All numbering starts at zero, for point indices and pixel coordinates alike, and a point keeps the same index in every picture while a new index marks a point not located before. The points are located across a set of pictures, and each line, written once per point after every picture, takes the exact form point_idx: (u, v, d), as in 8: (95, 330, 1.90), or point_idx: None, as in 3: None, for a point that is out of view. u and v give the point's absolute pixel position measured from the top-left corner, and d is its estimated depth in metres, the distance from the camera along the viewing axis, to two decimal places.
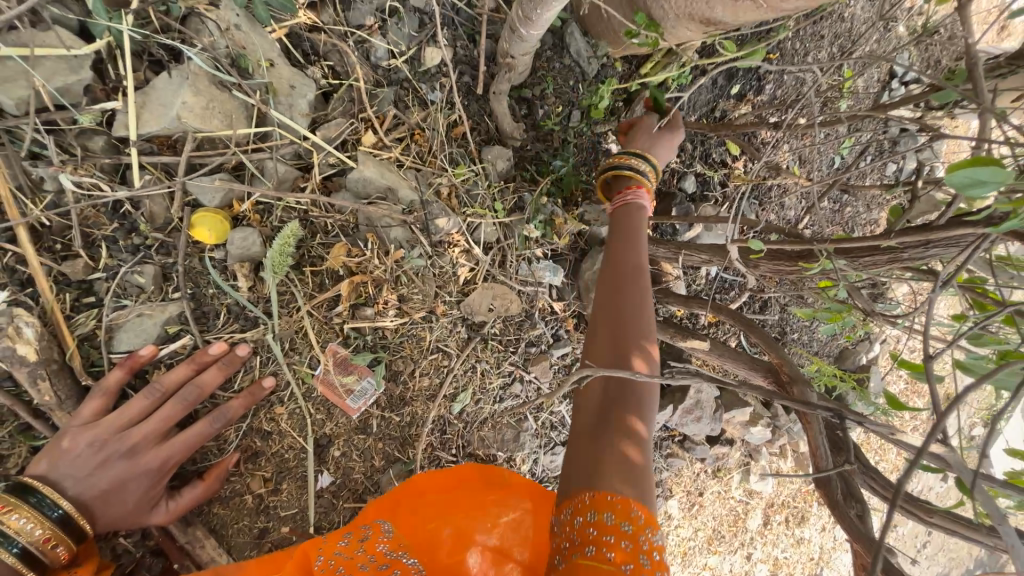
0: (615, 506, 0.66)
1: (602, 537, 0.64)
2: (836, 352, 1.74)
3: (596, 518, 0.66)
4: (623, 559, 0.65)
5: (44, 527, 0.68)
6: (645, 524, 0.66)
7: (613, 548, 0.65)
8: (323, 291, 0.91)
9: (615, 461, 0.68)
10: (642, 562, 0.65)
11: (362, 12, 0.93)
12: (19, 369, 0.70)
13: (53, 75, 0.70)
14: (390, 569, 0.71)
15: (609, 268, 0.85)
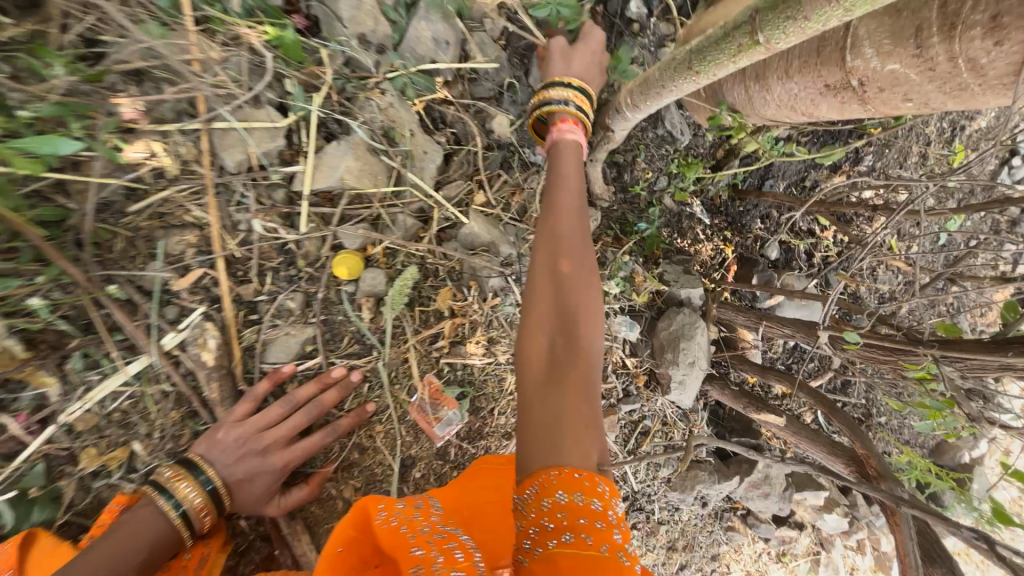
0: (583, 482, 0.62)
1: (578, 520, 0.61)
2: (930, 445, 1.60)
3: (567, 498, 0.62)
4: (602, 539, 0.61)
5: (200, 496, 0.83)
6: (611, 497, 0.64)
7: (589, 529, 0.61)
8: (427, 327, 1.04)
9: (572, 429, 0.65)
10: (614, 535, 0.62)
11: (485, 88, 1.09)
12: (200, 370, 0.87)
13: (261, 142, 0.90)
14: (447, 538, 0.77)
15: (546, 227, 0.76)
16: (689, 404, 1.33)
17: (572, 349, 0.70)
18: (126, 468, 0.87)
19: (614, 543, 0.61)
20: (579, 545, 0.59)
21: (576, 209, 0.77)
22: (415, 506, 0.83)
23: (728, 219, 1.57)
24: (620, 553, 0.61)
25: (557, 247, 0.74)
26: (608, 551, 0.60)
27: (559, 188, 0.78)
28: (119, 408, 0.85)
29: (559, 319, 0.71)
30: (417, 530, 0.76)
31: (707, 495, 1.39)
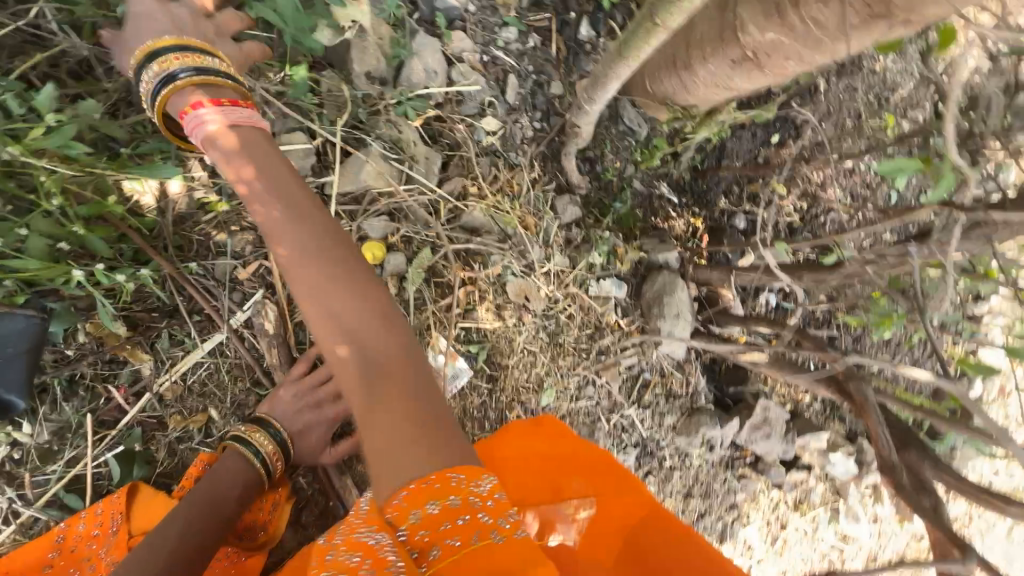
0: (432, 488, 0.63)
1: (437, 528, 0.62)
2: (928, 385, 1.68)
3: (421, 512, 0.62)
4: (471, 532, 0.63)
5: (271, 443, 0.99)
6: (467, 482, 0.64)
7: (455, 529, 0.62)
8: (444, 297, 1.24)
9: (400, 456, 0.64)
10: (484, 520, 0.63)
11: (471, 106, 1.37)
12: (262, 338, 1.06)
13: (295, 159, 1.15)
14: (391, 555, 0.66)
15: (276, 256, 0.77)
16: (682, 354, 1.48)
17: (378, 373, 0.70)
18: (204, 432, 1.03)
19: (485, 529, 0.63)
20: (447, 553, 0.62)
21: (324, 231, 0.78)
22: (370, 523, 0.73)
23: (694, 196, 1.76)
24: (494, 532, 0.64)
25: (327, 284, 0.74)
26: (478, 539, 0.63)
27: (300, 215, 0.79)
28: (197, 379, 1.03)
29: (356, 353, 0.71)
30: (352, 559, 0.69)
31: (712, 439, 1.52)
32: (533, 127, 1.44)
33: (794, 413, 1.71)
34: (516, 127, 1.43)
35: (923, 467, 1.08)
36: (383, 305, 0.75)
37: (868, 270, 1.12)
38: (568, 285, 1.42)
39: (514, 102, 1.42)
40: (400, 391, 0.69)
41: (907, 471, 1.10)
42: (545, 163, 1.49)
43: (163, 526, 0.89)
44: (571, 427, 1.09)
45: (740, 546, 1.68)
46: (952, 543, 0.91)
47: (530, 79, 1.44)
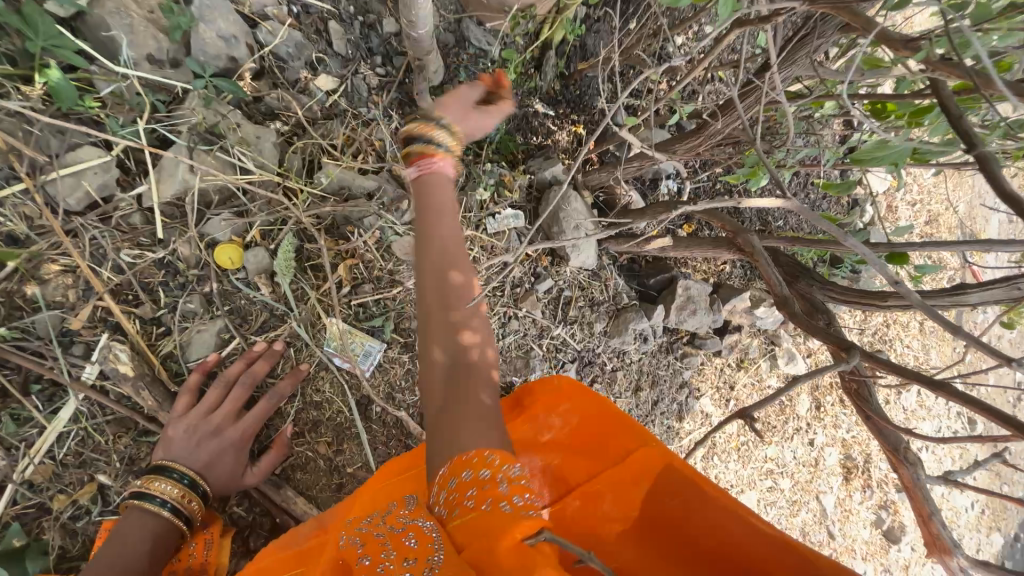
0: (470, 460, 0.75)
1: (463, 495, 0.72)
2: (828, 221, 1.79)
3: (457, 480, 0.74)
4: (484, 497, 0.71)
5: (177, 486, 0.91)
6: (500, 461, 0.75)
7: (475, 495, 0.71)
8: (325, 280, 1.14)
9: (460, 419, 0.81)
10: (502, 489, 0.72)
11: (296, 67, 1.20)
12: (125, 384, 0.94)
13: (94, 178, 0.97)
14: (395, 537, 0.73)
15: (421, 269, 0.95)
16: (594, 262, 1.47)
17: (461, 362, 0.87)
18: (101, 502, 0.93)
19: (498, 497, 0.71)
20: (464, 513, 0.71)
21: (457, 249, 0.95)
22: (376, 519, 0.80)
23: (569, 104, 1.63)
24: (503, 502, 0.70)
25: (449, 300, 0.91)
26: (490, 506, 0.70)
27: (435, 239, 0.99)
28: (70, 451, 0.92)
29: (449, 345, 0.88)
30: (374, 535, 0.75)
31: (644, 331, 1.56)
32: (377, 75, 1.29)
33: (717, 285, 1.79)
34: (358, 79, 1.27)
35: (814, 293, 1.16)
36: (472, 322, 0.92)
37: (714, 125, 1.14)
38: (463, 230, 1.34)
39: (346, 53, 1.25)
40: (474, 385, 0.85)
41: (801, 299, 1.18)
42: (404, 110, 1.34)
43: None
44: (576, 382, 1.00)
45: (700, 418, 1.79)
46: (839, 348, 0.95)
47: (356, 22, 1.26)
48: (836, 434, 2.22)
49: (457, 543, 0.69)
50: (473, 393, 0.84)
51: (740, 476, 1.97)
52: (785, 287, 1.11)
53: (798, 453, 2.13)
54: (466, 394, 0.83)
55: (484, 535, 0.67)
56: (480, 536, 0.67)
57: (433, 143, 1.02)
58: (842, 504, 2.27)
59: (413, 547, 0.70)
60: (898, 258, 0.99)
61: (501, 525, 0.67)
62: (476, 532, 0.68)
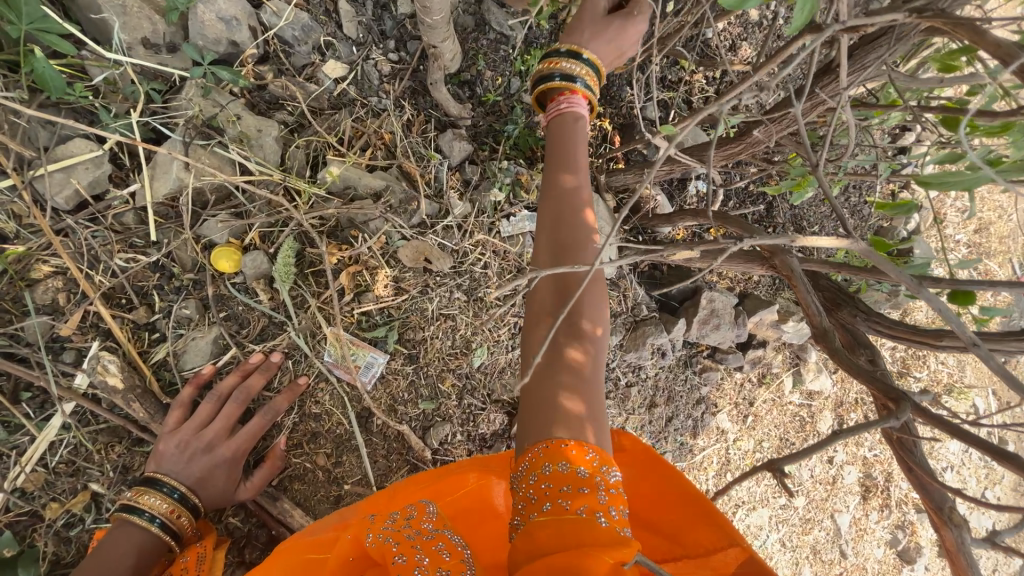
0: (570, 450, 0.71)
1: (558, 490, 0.69)
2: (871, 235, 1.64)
3: (552, 468, 0.70)
4: (582, 502, 0.68)
5: (167, 501, 0.89)
6: (599, 464, 0.72)
7: (571, 495, 0.69)
8: (326, 288, 1.08)
9: (567, 407, 0.74)
10: (599, 499, 0.70)
11: (303, 54, 1.11)
12: (116, 395, 0.91)
13: (83, 175, 0.91)
14: (436, 542, 0.78)
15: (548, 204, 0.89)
16: (612, 272, 1.38)
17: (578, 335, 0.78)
18: (94, 510, 0.91)
19: (594, 506, 0.69)
20: (556, 511, 0.68)
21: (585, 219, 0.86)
22: (407, 517, 0.81)
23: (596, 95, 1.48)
24: (599, 514, 0.68)
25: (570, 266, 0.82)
26: (585, 512, 0.67)
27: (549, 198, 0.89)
28: (63, 459, 0.90)
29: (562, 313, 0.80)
30: (405, 535, 0.78)
31: (662, 346, 1.48)
32: (390, 61, 1.19)
33: (743, 296, 1.68)
34: (369, 66, 1.17)
35: (857, 324, 1.05)
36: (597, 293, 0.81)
37: (761, 135, 1.02)
38: (474, 234, 1.26)
39: (357, 37, 1.15)
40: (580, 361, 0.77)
41: (841, 330, 1.08)
42: (416, 100, 1.24)
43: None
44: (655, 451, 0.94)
45: (715, 434, 1.71)
46: (887, 397, 0.85)
47: (368, 2, 1.15)
48: (857, 453, 2.12)
49: (541, 539, 0.66)
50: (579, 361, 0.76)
51: (753, 493, 1.90)
52: (824, 319, 1.00)
53: (816, 471, 2.04)
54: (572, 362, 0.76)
55: (573, 545, 0.64)
56: (571, 544, 0.64)
57: (569, 78, 0.98)
58: (857, 524, 2.18)
59: (447, 559, 0.75)
60: (964, 297, 0.87)
61: (597, 542, 0.65)
62: (565, 537, 0.65)
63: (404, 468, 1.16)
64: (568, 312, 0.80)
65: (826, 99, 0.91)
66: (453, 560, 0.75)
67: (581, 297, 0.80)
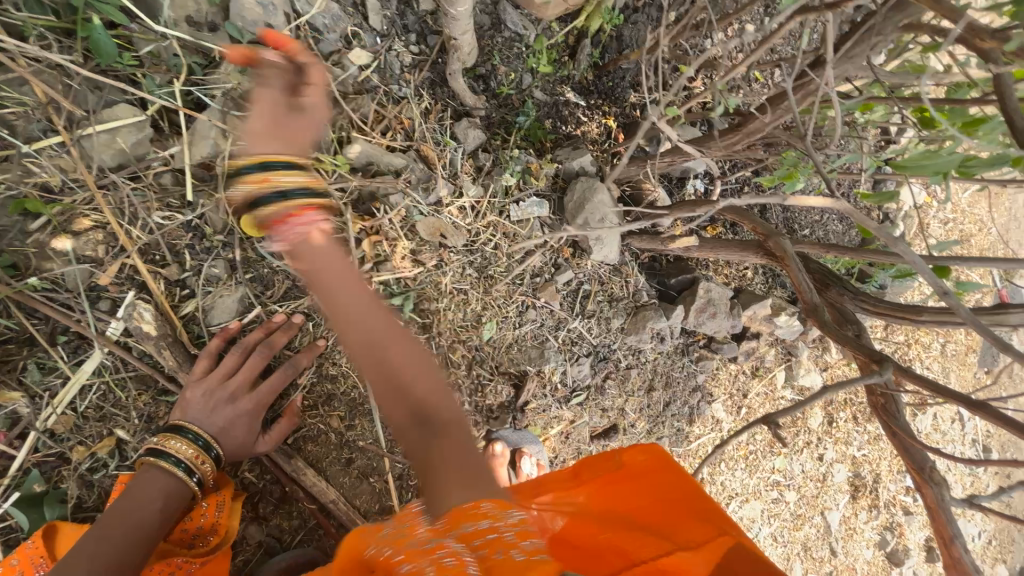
0: (466, 512, 0.64)
1: (473, 545, 0.62)
2: (856, 235, 1.74)
3: (460, 534, 0.63)
4: (494, 547, 0.61)
5: (192, 447, 0.92)
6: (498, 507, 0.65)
7: (484, 548, 0.61)
8: (348, 255, 1.14)
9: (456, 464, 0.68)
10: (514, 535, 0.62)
11: (332, 40, 1.18)
12: (148, 343, 0.95)
13: (128, 136, 0.97)
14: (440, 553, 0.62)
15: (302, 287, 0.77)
16: (616, 258, 1.44)
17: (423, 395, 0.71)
18: (118, 457, 0.95)
19: (510, 543, 0.62)
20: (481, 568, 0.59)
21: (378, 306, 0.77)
22: (406, 525, 0.70)
23: (602, 95, 1.57)
24: (517, 550, 0.61)
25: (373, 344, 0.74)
26: (503, 553, 0.61)
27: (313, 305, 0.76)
28: (91, 404, 0.94)
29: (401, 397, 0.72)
30: (408, 543, 0.64)
31: (661, 331, 1.54)
32: (411, 53, 1.27)
33: (738, 290, 1.75)
34: (393, 56, 1.25)
35: (845, 303, 1.13)
36: (415, 347, 0.77)
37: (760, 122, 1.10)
38: (486, 215, 1.32)
39: (382, 28, 1.23)
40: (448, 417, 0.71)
41: (830, 309, 1.15)
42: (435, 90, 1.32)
43: (68, 562, 0.78)
44: (664, 455, 0.95)
45: (710, 423, 1.77)
46: (871, 360, 0.93)
47: None
48: (846, 451, 2.18)
49: None
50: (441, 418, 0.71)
51: (746, 485, 1.95)
52: (814, 297, 1.08)
53: (806, 467, 2.09)
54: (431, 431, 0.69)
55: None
56: None
57: (288, 195, 0.76)
58: (847, 522, 2.22)
59: (452, 565, 0.58)
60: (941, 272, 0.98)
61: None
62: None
63: None
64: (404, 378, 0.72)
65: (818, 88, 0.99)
66: (459, 567, 0.58)
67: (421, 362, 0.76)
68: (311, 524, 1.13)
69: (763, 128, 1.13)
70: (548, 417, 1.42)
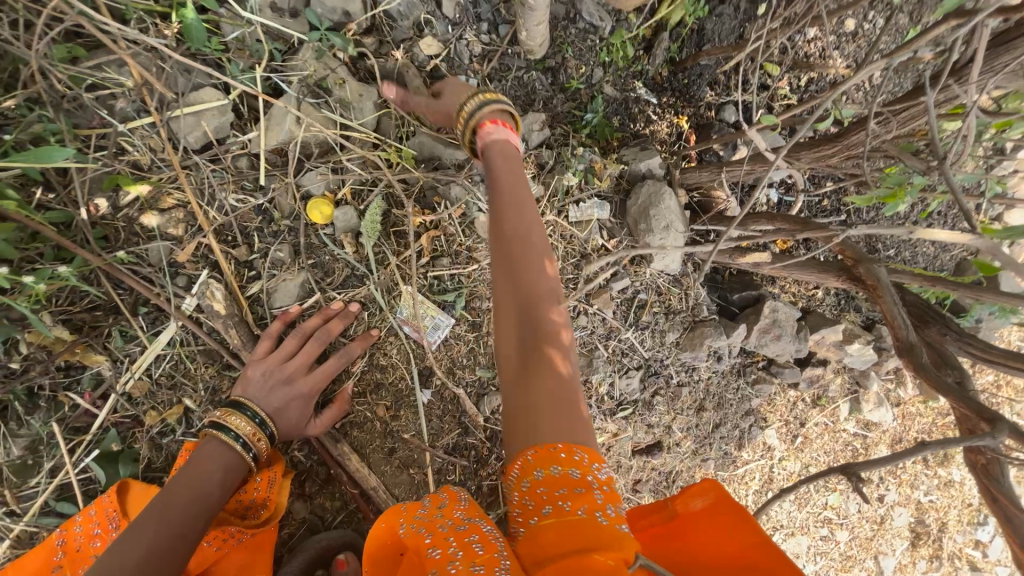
0: (559, 455, 0.72)
1: (555, 492, 0.70)
2: (951, 263, 1.55)
3: (545, 473, 0.71)
4: (576, 500, 0.69)
5: (250, 424, 0.96)
6: (590, 462, 0.72)
7: (568, 496, 0.69)
8: (406, 248, 1.14)
9: (553, 394, 0.76)
10: (597, 498, 0.70)
11: (404, 28, 1.16)
12: (218, 320, 1.00)
13: (211, 119, 1.00)
14: (468, 531, 0.74)
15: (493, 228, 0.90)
16: (677, 268, 1.36)
17: (545, 336, 0.81)
18: (184, 424, 1.00)
19: (594, 505, 0.69)
20: (556, 513, 0.68)
21: (533, 245, 0.88)
22: (439, 506, 0.81)
23: (675, 93, 1.47)
24: (598, 513, 0.68)
25: (519, 272, 0.86)
26: (585, 512, 0.68)
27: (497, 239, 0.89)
28: (164, 372, 1.00)
29: (524, 329, 0.82)
30: (438, 526, 0.76)
31: (718, 350, 1.45)
32: (481, 42, 1.23)
33: (805, 311, 1.61)
34: (462, 45, 1.22)
35: (945, 343, 1.01)
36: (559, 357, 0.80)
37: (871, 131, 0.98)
38: (544, 214, 1.31)
39: (454, 17, 1.20)
40: (551, 359, 0.80)
41: (928, 348, 1.04)
42: (501, 82, 1.29)
43: (139, 523, 0.83)
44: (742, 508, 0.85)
45: (761, 449, 1.66)
46: (979, 417, 0.82)
47: None
48: (911, 495, 1.98)
49: (547, 542, 0.67)
50: (523, 354, 0.81)
51: (793, 518, 1.82)
52: (911, 337, 0.97)
53: (864, 508, 1.92)
54: (544, 373, 0.78)
55: (581, 547, 0.65)
56: (577, 546, 0.65)
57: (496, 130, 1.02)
58: (902, 570, 2.05)
59: (480, 551, 0.69)
60: None
61: (600, 541, 0.65)
62: (571, 537, 0.66)
63: (454, 431, 1.20)
64: (509, 303, 0.85)
65: (947, 98, 0.86)
66: (486, 551, 0.68)
67: (533, 306, 0.83)
68: (352, 507, 1.17)
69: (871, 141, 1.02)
70: (590, 428, 1.39)
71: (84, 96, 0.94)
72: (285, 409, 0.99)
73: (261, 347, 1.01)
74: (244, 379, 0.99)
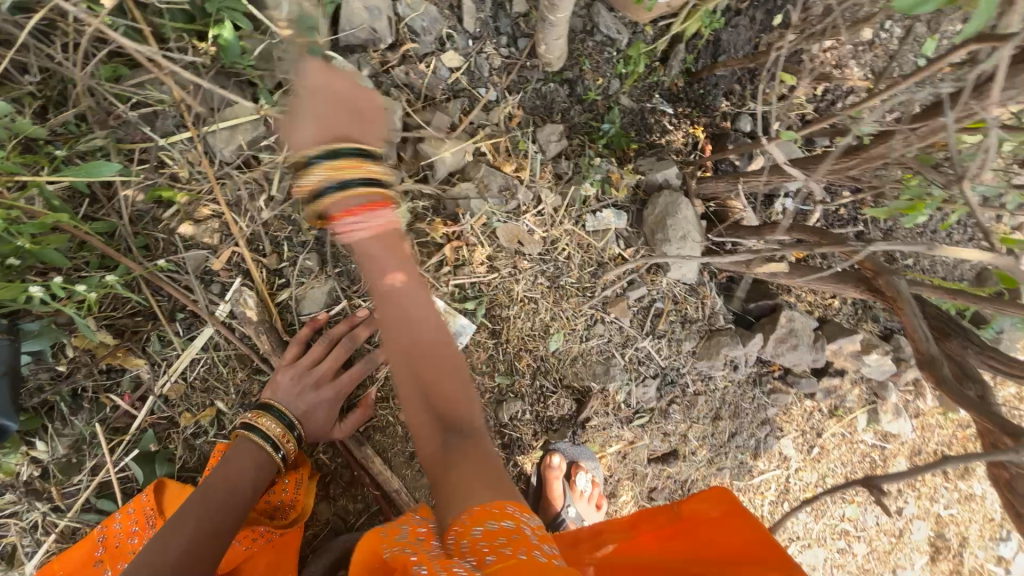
0: (492, 510, 0.68)
1: (495, 543, 0.64)
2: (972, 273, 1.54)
3: (483, 529, 0.66)
4: (515, 543, 0.63)
5: (279, 426, 0.99)
6: (521, 510, 0.69)
7: (509, 544, 0.63)
8: (429, 257, 1.23)
9: (470, 470, 0.73)
10: (533, 538, 0.66)
11: (427, 42, 1.20)
12: (249, 326, 1.04)
13: (245, 132, 1.04)
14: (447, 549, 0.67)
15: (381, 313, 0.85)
16: (694, 278, 1.37)
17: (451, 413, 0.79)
18: (216, 426, 1.04)
19: (531, 545, 0.64)
20: (500, 559, 0.61)
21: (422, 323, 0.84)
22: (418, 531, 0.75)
23: (691, 103, 1.48)
24: (539, 552, 0.64)
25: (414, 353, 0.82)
26: (527, 554, 0.62)
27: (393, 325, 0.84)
28: (198, 375, 1.04)
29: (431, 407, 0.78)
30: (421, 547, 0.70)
31: (735, 359, 1.45)
32: (501, 55, 1.26)
33: (822, 321, 1.61)
34: (482, 59, 1.26)
35: (966, 357, 1.01)
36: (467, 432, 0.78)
37: (890, 145, 0.99)
38: (562, 222, 1.31)
39: (474, 31, 1.24)
40: (465, 436, 0.77)
41: (948, 361, 1.04)
42: (520, 94, 1.31)
43: (177, 520, 0.86)
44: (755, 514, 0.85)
45: (777, 459, 1.66)
46: (1003, 431, 0.81)
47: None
48: (931, 508, 1.95)
49: None
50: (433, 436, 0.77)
51: (810, 529, 1.81)
52: (931, 349, 0.97)
53: (882, 520, 1.90)
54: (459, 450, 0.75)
55: None
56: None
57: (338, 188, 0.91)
58: None
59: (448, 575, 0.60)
60: None
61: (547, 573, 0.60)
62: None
63: None
64: (408, 390, 0.80)
65: (965, 115, 0.87)
66: None
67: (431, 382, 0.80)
68: (373, 509, 1.19)
69: (891, 154, 1.02)
70: (608, 434, 1.42)
71: (129, 112, 1.00)
72: (311, 412, 1.03)
73: (291, 351, 1.05)
74: (273, 382, 1.03)
